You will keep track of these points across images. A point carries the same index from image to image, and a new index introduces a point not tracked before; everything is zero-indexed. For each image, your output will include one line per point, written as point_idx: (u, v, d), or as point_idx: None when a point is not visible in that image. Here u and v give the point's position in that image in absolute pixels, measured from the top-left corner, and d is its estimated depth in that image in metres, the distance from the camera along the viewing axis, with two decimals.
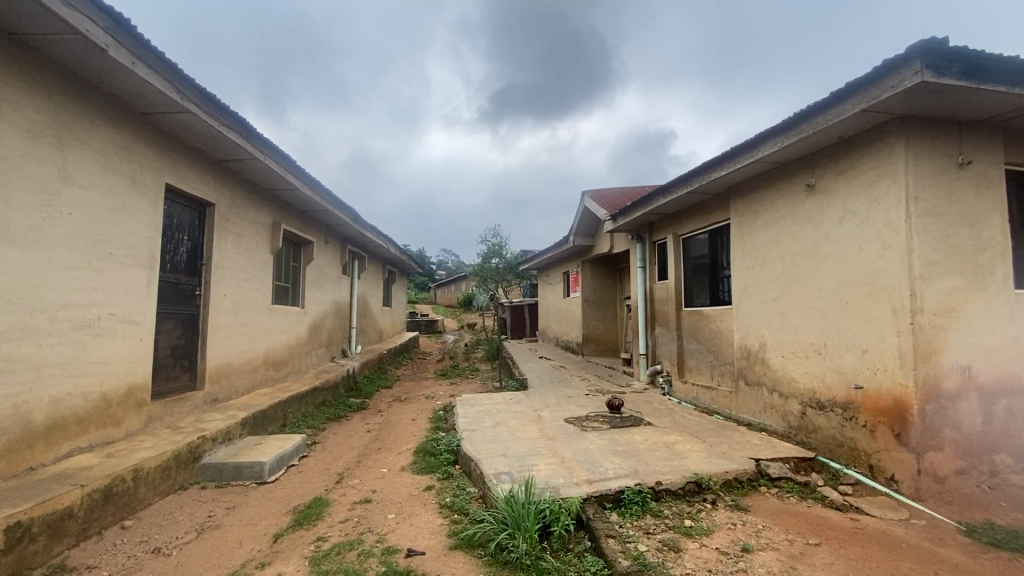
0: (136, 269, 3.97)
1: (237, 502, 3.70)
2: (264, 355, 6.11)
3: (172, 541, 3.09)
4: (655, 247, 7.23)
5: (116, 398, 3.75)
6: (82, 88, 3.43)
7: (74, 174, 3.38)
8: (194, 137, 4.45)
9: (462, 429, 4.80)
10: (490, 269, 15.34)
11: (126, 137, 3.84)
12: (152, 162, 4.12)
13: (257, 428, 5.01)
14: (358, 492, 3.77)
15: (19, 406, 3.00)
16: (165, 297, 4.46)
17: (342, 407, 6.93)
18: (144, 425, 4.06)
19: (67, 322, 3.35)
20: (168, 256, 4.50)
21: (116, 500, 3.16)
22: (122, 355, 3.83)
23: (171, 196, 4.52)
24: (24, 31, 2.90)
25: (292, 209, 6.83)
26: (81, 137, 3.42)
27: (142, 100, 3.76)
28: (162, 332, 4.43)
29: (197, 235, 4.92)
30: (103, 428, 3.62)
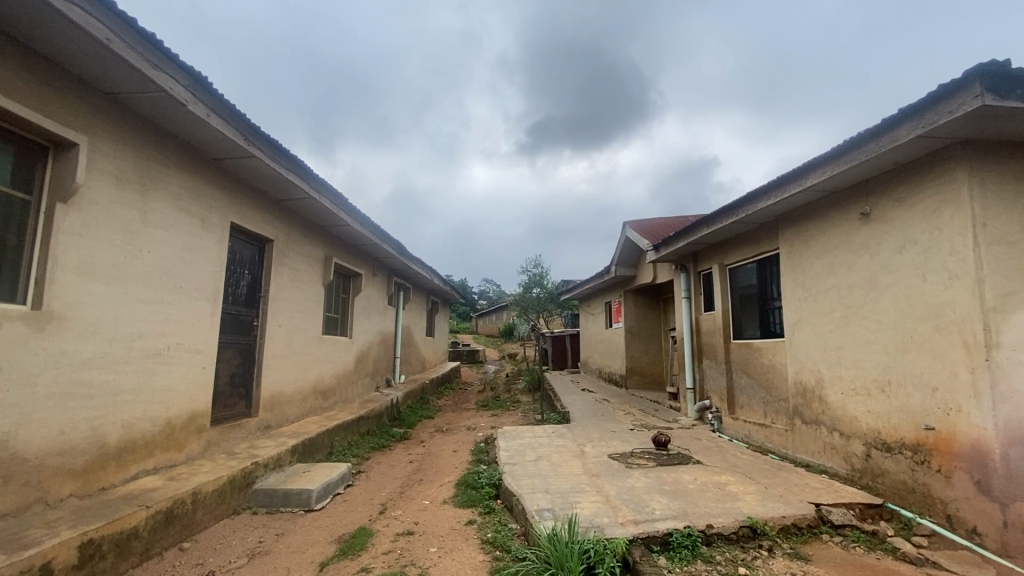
0: (202, 302, 4.26)
1: (285, 529, 3.79)
2: (314, 384, 6.33)
3: (225, 565, 3.19)
4: (700, 277, 7.09)
5: (180, 424, 3.98)
6: (163, 138, 3.80)
7: (153, 216, 3.71)
8: (257, 179, 4.81)
9: (504, 462, 4.77)
10: (531, 299, 15.39)
11: (199, 181, 4.20)
12: (220, 203, 4.47)
13: (305, 456, 5.15)
14: (401, 523, 3.78)
15: (96, 429, 3.23)
16: (227, 327, 4.76)
17: (385, 437, 7.03)
18: (203, 450, 4.27)
19: (140, 351, 3.61)
20: (231, 289, 4.82)
21: (177, 522, 3.32)
22: (186, 383, 4.07)
23: (235, 234, 4.86)
24: (119, 92, 3.27)
25: (343, 244, 7.17)
26: (160, 183, 3.77)
27: (214, 148, 4.12)
28: (223, 361, 4.69)
29: (256, 270, 5.24)
30: (167, 452, 3.84)
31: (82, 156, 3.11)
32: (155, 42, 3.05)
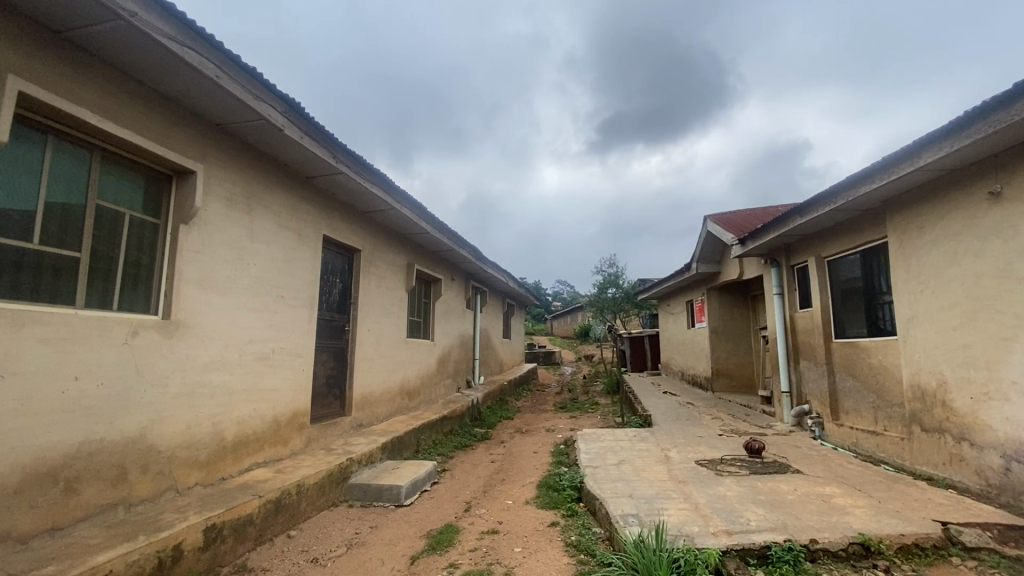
0: (301, 309, 4.64)
1: (378, 522, 4.01)
2: (400, 385, 6.65)
3: (327, 553, 3.44)
4: (793, 272, 6.57)
5: (285, 421, 4.36)
6: (265, 162, 4.19)
7: (258, 232, 4.10)
8: (345, 194, 5.14)
9: (585, 465, 4.71)
10: (607, 299, 15.10)
11: (295, 198, 4.58)
12: (314, 218, 4.85)
13: (394, 453, 5.42)
14: (485, 522, 3.86)
15: (216, 425, 3.62)
16: (323, 332, 5.14)
17: (467, 436, 7.23)
18: (305, 445, 4.63)
19: (250, 354, 4.00)
20: (325, 296, 5.20)
21: (284, 511, 3.63)
22: (289, 383, 4.45)
23: (327, 245, 5.24)
24: (228, 123, 3.65)
25: (423, 251, 7.48)
26: (263, 202, 4.16)
27: (307, 167, 4.46)
28: (320, 363, 5.07)
29: (346, 279, 5.62)
30: (274, 446, 4.21)
31: (199, 182, 3.51)
32: (256, 75, 3.38)
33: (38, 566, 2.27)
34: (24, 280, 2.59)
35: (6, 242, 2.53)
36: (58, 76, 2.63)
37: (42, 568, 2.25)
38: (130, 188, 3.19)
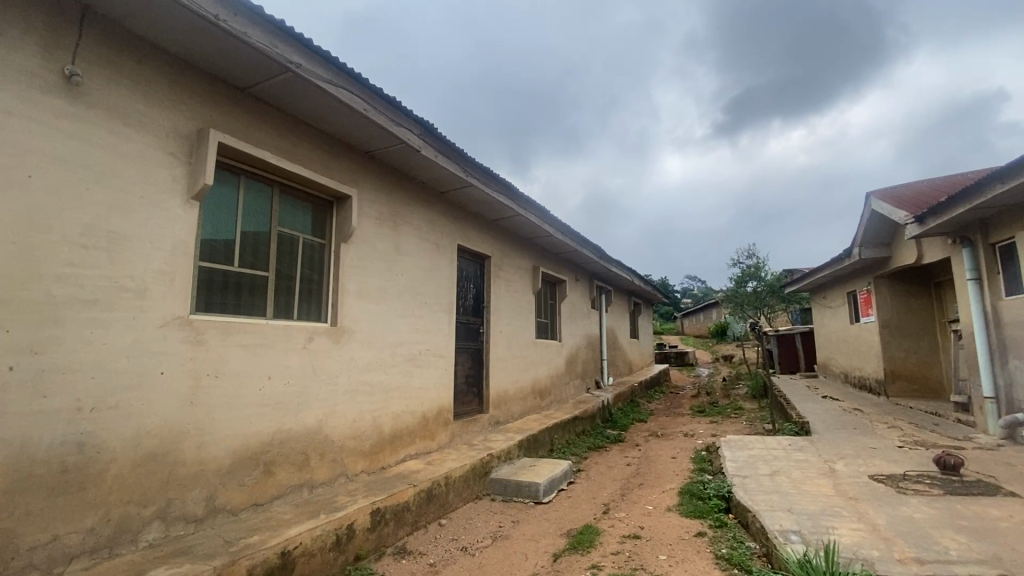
0: (441, 313, 5.00)
1: (520, 517, 4.15)
2: (532, 385, 6.83)
3: (474, 543, 3.65)
4: (996, 251, 5.38)
5: (432, 417, 4.74)
6: (405, 181, 4.61)
7: (402, 246, 4.52)
8: (475, 204, 5.44)
9: (732, 473, 4.37)
10: (746, 294, 13.84)
11: (432, 212, 4.96)
12: (448, 229, 5.21)
13: (530, 451, 5.58)
14: (626, 526, 3.78)
15: (376, 419, 4.06)
16: (460, 334, 5.49)
17: (600, 438, 7.15)
18: (449, 440, 4.99)
19: (401, 356, 4.42)
20: (461, 301, 5.55)
21: (435, 500, 3.94)
22: (434, 382, 4.82)
23: (461, 253, 5.59)
24: (374, 150, 4.10)
25: (548, 253, 7.60)
26: (406, 217, 4.58)
27: (441, 183, 4.81)
28: (459, 363, 5.42)
29: (479, 284, 5.94)
30: (424, 440, 4.61)
31: (354, 205, 3.98)
32: (395, 104, 3.73)
33: (249, 533, 2.76)
34: (230, 296, 3.14)
35: (215, 266, 3.05)
36: (248, 128, 3.17)
37: (252, 536, 2.73)
38: (302, 214, 3.73)
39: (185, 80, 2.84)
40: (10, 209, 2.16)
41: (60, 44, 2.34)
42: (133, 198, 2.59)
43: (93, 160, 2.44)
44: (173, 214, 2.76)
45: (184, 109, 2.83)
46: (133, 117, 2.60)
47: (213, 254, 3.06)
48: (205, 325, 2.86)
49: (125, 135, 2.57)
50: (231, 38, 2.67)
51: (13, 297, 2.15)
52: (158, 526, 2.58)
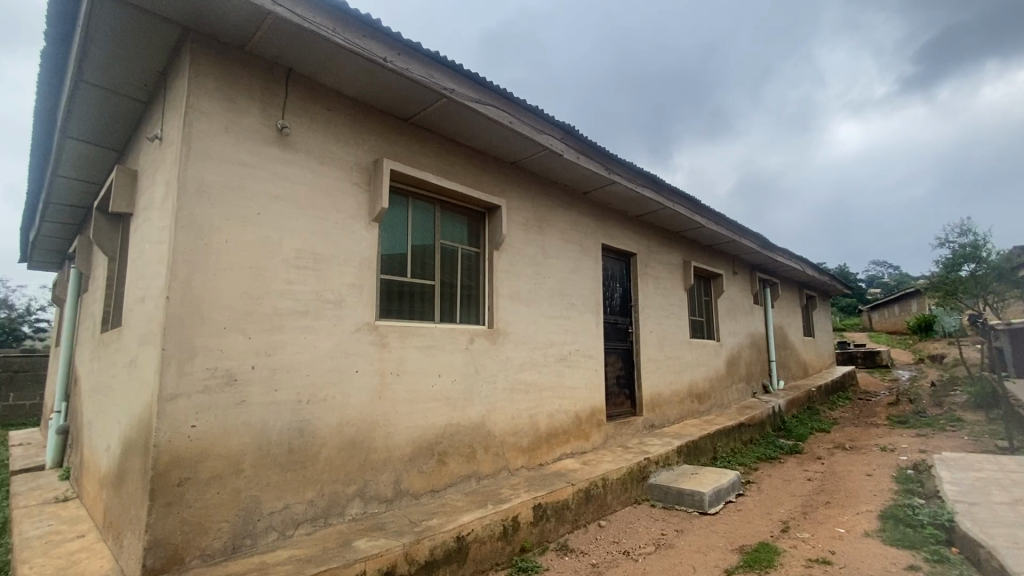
0: (589, 314, 5.01)
1: (684, 527, 3.94)
2: (688, 387, 6.45)
3: (637, 548, 3.57)
4: None
5: (585, 417, 4.77)
6: (549, 186, 4.72)
7: (549, 249, 4.64)
8: (618, 201, 5.34)
9: (955, 499, 3.59)
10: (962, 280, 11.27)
11: (576, 214, 5.00)
12: (593, 229, 5.20)
13: (691, 457, 5.27)
14: (812, 549, 3.34)
15: (532, 418, 4.23)
16: (610, 335, 5.43)
17: (771, 447, 6.45)
18: (604, 441, 4.96)
19: (553, 357, 4.53)
20: (609, 301, 5.49)
21: (593, 501, 3.95)
22: (586, 383, 4.85)
23: (606, 253, 5.54)
24: (519, 159, 4.27)
25: (699, 246, 7.12)
26: (551, 221, 4.69)
27: (583, 183, 4.83)
28: (610, 364, 5.37)
29: (627, 282, 5.81)
30: (579, 440, 4.66)
31: (504, 213, 4.19)
32: (538, 112, 3.86)
33: (429, 517, 3.07)
34: (405, 304, 3.54)
35: (392, 277, 3.48)
36: (413, 153, 3.56)
37: (432, 519, 3.03)
38: (460, 226, 4.06)
39: (362, 119, 3.29)
40: (249, 241, 2.72)
41: (276, 105, 2.89)
42: (330, 224, 3.08)
43: (301, 196, 2.95)
44: (359, 235, 3.22)
45: (363, 144, 3.28)
46: (327, 156, 3.09)
47: (390, 267, 3.49)
48: (386, 329, 3.27)
49: (322, 172, 3.06)
50: (397, 76, 3.02)
51: (254, 310, 2.70)
52: (359, 503, 3.01)
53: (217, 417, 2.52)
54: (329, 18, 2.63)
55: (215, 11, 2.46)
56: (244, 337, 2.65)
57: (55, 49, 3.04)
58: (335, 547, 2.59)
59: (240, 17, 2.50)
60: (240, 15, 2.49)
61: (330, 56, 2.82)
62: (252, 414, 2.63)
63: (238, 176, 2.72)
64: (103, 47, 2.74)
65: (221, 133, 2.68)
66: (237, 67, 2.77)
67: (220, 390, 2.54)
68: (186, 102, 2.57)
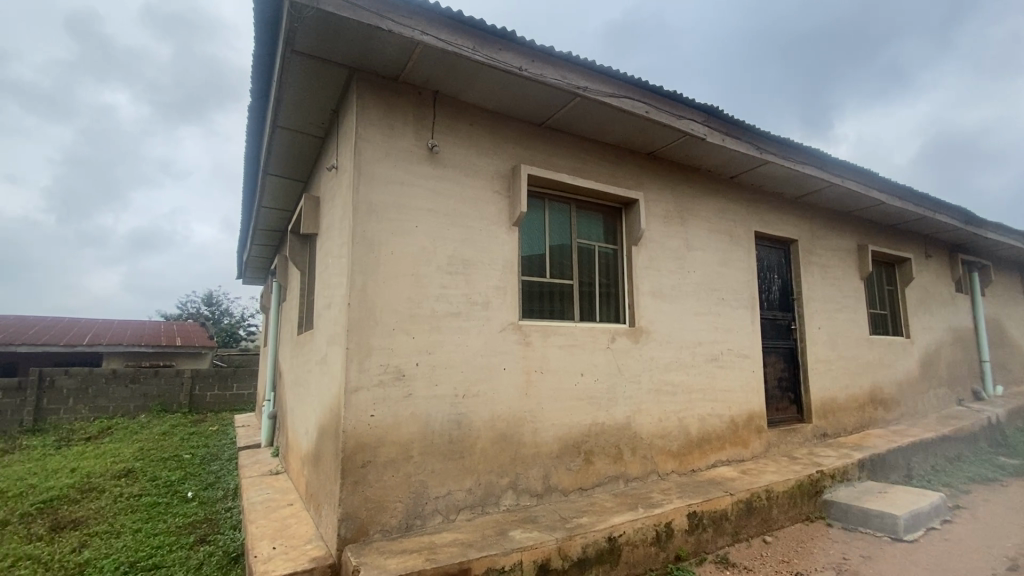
0: (742, 310, 4.61)
1: (872, 552, 3.39)
2: (869, 392, 5.57)
3: (812, 571, 3.17)
4: None
5: (742, 422, 4.41)
6: (690, 173, 4.46)
7: (693, 241, 4.38)
8: (772, 183, 4.83)
9: None
10: None
11: (722, 200, 4.65)
12: (742, 216, 4.78)
13: (876, 474, 4.54)
14: None
15: (682, 420, 4.03)
16: (767, 332, 4.93)
17: (990, 467, 5.26)
18: (765, 449, 4.53)
19: (703, 356, 4.26)
20: (765, 295, 5.00)
21: (756, 514, 3.62)
22: (741, 385, 4.47)
23: (759, 242, 5.05)
24: (657, 149, 4.11)
25: (878, 226, 6.11)
26: (694, 211, 4.42)
27: (730, 167, 4.46)
28: (769, 365, 4.88)
29: (785, 273, 5.23)
30: (735, 447, 4.32)
31: (642, 207, 4.05)
32: (676, 97, 3.65)
33: (579, 514, 3.08)
34: (547, 304, 3.62)
35: (533, 278, 3.58)
36: (548, 156, 3.63)
37: (582, 517, 3.04)
38: (597, 224, 4.03)
39: (501, 129, 3.45)
40: (409, 251, 3.02)
41: (426, 125, 3.16)
42: (476, 231, 3.27)
43: (450, 207, 3.19)
44: (502, 239, 3.37)
45: (502, 152, 3.43)
46: (470, 168, 3.30)
47: (531, 268, 3.59)
48: (531, 329, 3.37)
49: (467, 183, 3.27)
50: (532, 82, 3.10)
51: (415, 313, 2.99)
52: (512, 495, 3.15)
53: (390, 408, 2.83)
54: (469, 38, 2.80)
55: (374, 50, 2.78)
56: (408, 338, 2.94)
57: (259, 103, 3.71)
58: (493, 534, 2.73)
59: (395, 52, 2.79)
60: (394, 51, 2.78)
61: (471, 73, 3.01)
62: (418, 407, 2.91)
63: (398, 194, 3.03)
64: (292, 96, 3.27)
65: (383, 157, 3.00)
66: (393, 96, 3.08)
67: (391, 384, 2.85)
68: (355, 133, 2.94)
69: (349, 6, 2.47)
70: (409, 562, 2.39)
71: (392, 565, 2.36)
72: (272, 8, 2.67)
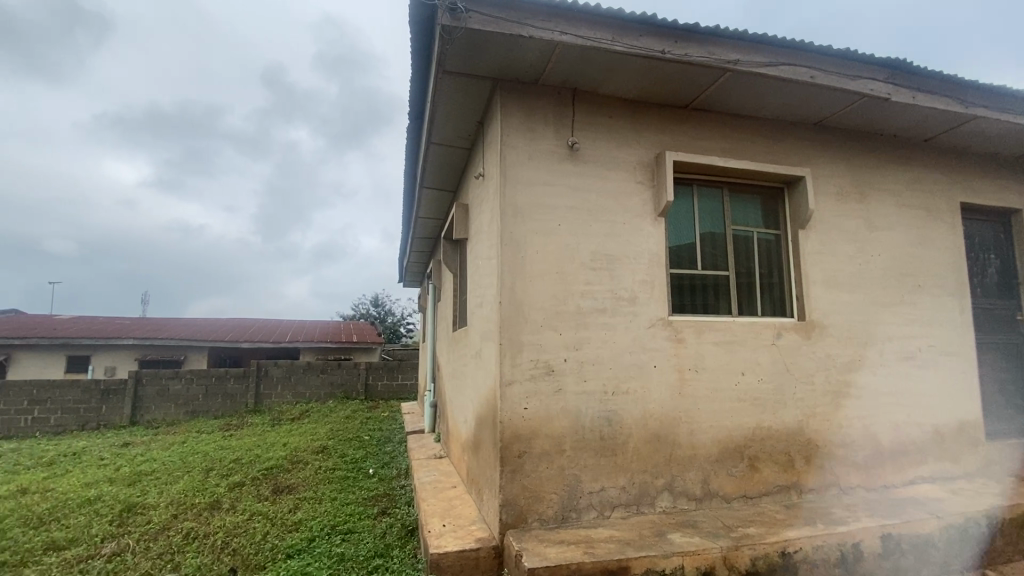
0: (947, 298, 3.83)
1: None
2: None
3: None
4: None
5: (950, 433, 3.67)
6: (869, 141, 3.85)
7: (876, 220, 3.76)
8: (985, 142, 3.94)
9: None
10: None
11: (913, 169, 3.93)
12: (942, 185, 3.99)
13: None
14: None
15: (868, 427, 3.50)
16: (984, 325, 4.04)
17: None
18: (985, 467, 3.72)
19: (894, 354, 3.64)
20: (978, 279, 4.10)
21: (975, 544, 2.99)
22: (948, 389, 3.72)
23: (967, 214, 4.16)
24: (824, 117, 3.61)
25: None
26: (875, 185, 3.80)
27: (923, 128, 3.75)
28: (987, 365, 3.99)
29: (1006, 251, 4.24)
30: (941, 462, 3.62)
31: (809, 185, 3.59)
32: (850, 56, 3.16)
33: (745, 524, 2.85)
34: (699, 297, 3.41)
35: (683, 271, 3.39)
36: (695, 140, 3.42)
37: (749, 527, 2.81)
38: (753, 209, 3.68)
39: (642, 117, 3.34)
40: (553, 249, 3.08)
41: (566, 124, 3.19)
42: (620, 225, 3.22)
43: (593, 203, 3.18)
44: (647, 231, 3.26)
45: (644, 142, 3.32)
46: (612, 161, 3.25)
47: (680, 260, 3.41)
48: (682, 324, 3.21)
49: (609, 177, 3.23)
50: (676, 64, 2.94)
51: (561, 310, 3.04)
52: (668, 496, 3.04)
53: (542, 402, 2.92)
54: (608, 29, 2.76)
55: (516, 58, 2.88)
56: (556, 334, 3.00)
57: (415, 122, 4.09)
58: (651, 535, 2.66)
59: (535, 56, 2.86)
60: (535, 55, 2.85)
61: (610, 65, 2.96)
62: (568, 402, 2.96)
63: (542, 194, 3.10)
64: (442, 112, 3.54)
65: (527, 160, 3.10)
66: (534, 99, 3.15)
67: (542, 379, 2.94)
68: (500, 140, 3.07)
69: (493, 20, 2.60)
70: (567, 553, 2.45)
71: (552, 554, 2.44)
72: (426, 34, 2.92)
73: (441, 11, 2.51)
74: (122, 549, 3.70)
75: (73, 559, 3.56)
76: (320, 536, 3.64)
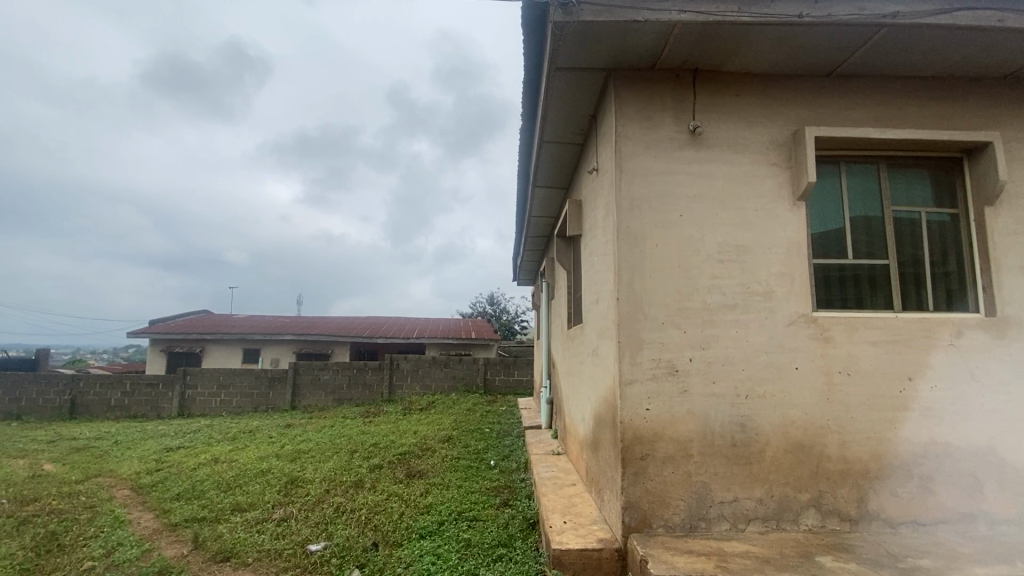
0: None
1: None
2: None
3: None
4: None
5: None
6: None
7: None
8: None
9: None
10: None
11: None
12: None
13: None
14: None
15: None
16: None
17: None
18: None
19: None
20: None
21: None
22: None
23: None
24: (1017, 67, 2.96)
25: None
26: None
27: None
28: None
29: None
30: None
31: (998, 152, 2.97)
32: None
33: (917, 554, 2.44)
34: (851, 290, 2.99)
35: (829, 261, 3.00)
36: (841, 111, 3.00)
37: (921, 558, 2.40)
38: (920, 185, 3.13)
39: (774, 93, 3.01)
40: (675, 242, 2.91)
41: (686, 108, 3.00)
42: (751, 213, 2.94)
43: (720, 191, 2.95)
44: (784, 218, 2.95)
45: (778, 119, 3.00)
46: (740, 143, 2.98)
47: (826, 248, 3.02)
48: (830, 321, 2.85)
49: (737, 161, 2.97)
50: (816, 28, 2.60)
51: (685, 306, 2.86)
52: (815, 514, 2.72)
53: (665, 404, 2.78)
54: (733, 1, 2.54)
55: (631, 45, 2.78)
56: (680, 332, 2.84)
57: (528, 122, 4.14)
58: (795, 555, 2.40)
59: (651, 41, 2.73)
60: (651, 39, 2.72)
61: (736, 39, 2.72)
62: (695, 404, 2.78)
63: (661, 185, 2.95)
64: (555, 110, 3.54)
65: (644, 150, 2.96)
66: (650, 85, 3.01)
67: (665, 379, 2.80)
68: (615, 131, 2.98)
69: (606, 9, 2.54)
70: (698, 564, 2.30)
71: (680, 563, 2.31)
72: (538, 33, 2.95)
73: (553, 7, 2.52)
74: (288, 515, 4.30)
75: (252, 520, 4.21)
76: (448, 521, 3.87)
